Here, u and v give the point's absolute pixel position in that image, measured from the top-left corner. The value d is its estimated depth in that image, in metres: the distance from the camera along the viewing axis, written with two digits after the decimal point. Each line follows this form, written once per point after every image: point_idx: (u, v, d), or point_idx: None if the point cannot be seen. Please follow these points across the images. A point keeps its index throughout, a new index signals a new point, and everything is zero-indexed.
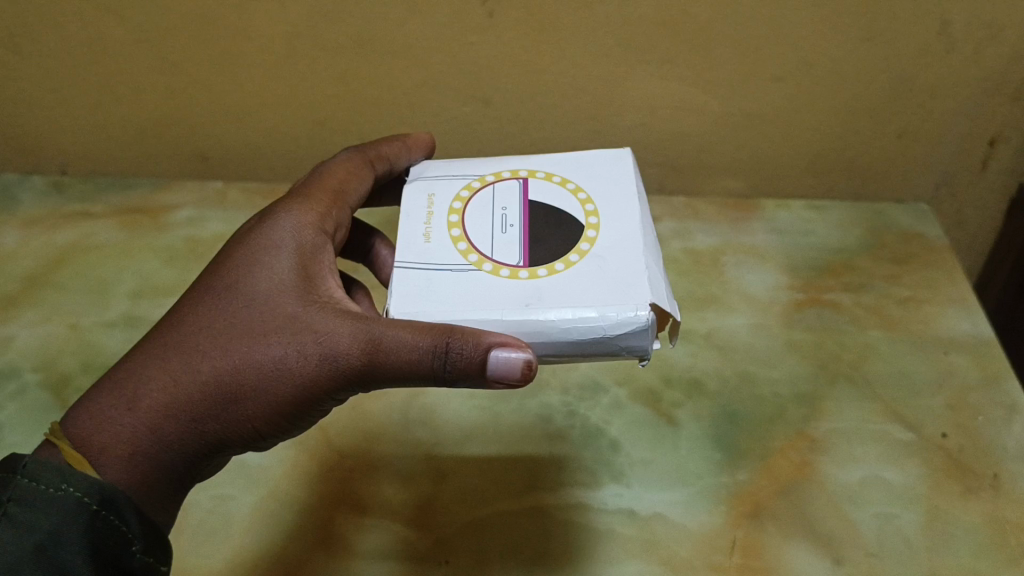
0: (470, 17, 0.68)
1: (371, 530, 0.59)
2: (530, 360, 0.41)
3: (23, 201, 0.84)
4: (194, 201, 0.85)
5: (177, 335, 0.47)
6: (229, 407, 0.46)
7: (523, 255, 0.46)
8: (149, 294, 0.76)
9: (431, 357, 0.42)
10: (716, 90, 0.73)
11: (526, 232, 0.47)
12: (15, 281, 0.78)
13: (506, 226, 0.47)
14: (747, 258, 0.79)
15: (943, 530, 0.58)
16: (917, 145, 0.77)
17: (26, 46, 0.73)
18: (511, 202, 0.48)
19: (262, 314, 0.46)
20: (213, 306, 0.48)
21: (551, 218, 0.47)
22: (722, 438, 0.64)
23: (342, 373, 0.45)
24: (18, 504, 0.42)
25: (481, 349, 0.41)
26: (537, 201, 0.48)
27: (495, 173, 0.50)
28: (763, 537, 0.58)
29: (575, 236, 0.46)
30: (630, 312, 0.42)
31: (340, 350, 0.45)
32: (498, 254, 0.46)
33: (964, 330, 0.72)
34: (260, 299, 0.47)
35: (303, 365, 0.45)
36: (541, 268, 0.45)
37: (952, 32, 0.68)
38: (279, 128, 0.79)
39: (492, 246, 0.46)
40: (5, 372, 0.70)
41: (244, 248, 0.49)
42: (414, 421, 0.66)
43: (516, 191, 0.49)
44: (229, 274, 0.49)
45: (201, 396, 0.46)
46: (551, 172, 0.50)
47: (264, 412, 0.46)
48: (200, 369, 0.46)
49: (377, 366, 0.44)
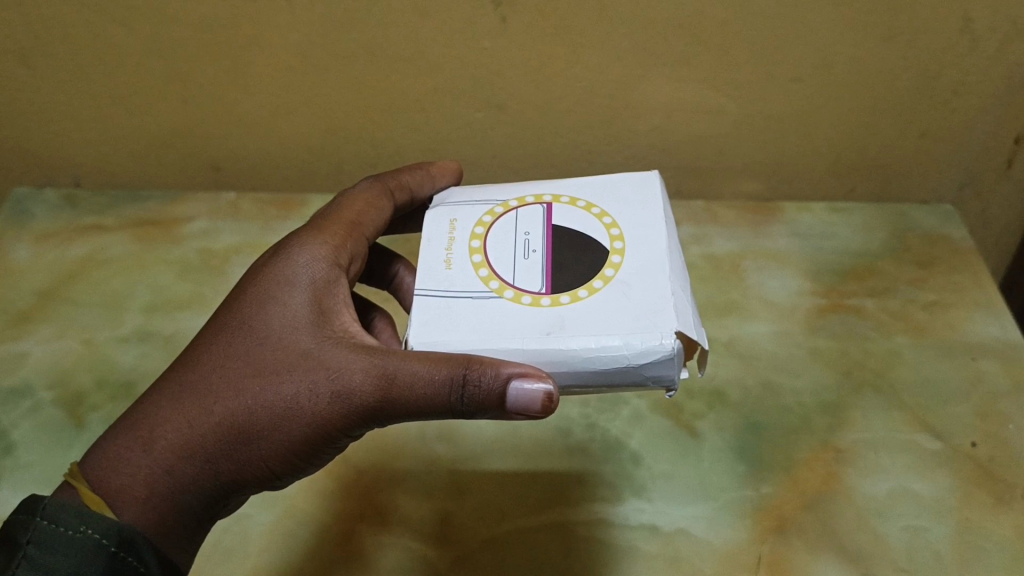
0: (482, 23, 0.68)
1: (388, 547, 0.58)
2: (552, 391, 0.40)
3: (36, 214, 0.84)
4: (207, 212, 0.84)
5: (192, 374, 0.47)
6: (243, 447, 0.45)
7: (546, 282, 0.45)
8: (163, 308, 0.76)
9: (447, 391, 0.41)
10: (733, 92, 0.72)
11: (549, 258, 0.46)
12: (29, 296, 0.77)
13: (529, 251, 0.46)
14: (768, 263, 0.78)
15: (975, 544, 0.57)
16: (939, 144, 0.76)
17: (38, 59, 0.72)
18: (534, 227, 0.48)
19: (275, 352, 0.46)
20: (226, 344, 0.47)
21: (575, 243, 0.46)
22: (745, 450, 0.62)
23: (355, 410, 0.44)
24: (37, 546, 0.42)
25: (500, 380, 0.40)
26: (561, 226, 0.47)
27: (518, 198, 0.49)
28: (788, 552, 0.57)
29: (599, 262, 0.45)
30: (654, 341, 0.41)
31: (353, 387, 0.44)
32: (519, 281, 0.45)
33: (993, 334, 0.71)
34: (274, 335, 0.46)
35: (317, 404, 0.44)
36: (564, 295, 0.44)
37: (975, 29, 0.66)
38: (291, 137, 0.79)
39: (514, 272, 0.45)
40: (20, 390, 0.69)
41: (259, 284, 0.48)
42: (431, 436, 0.64)
43: (540, 216, 0.48)
44: (243, 311, 0.48)
45: (214, 436, 0.45)
46: (576, 197, 0.49)
47: (279, 451, 0.45)
48: (213, 409, 0.45)
49: (391, 402, 0.43)
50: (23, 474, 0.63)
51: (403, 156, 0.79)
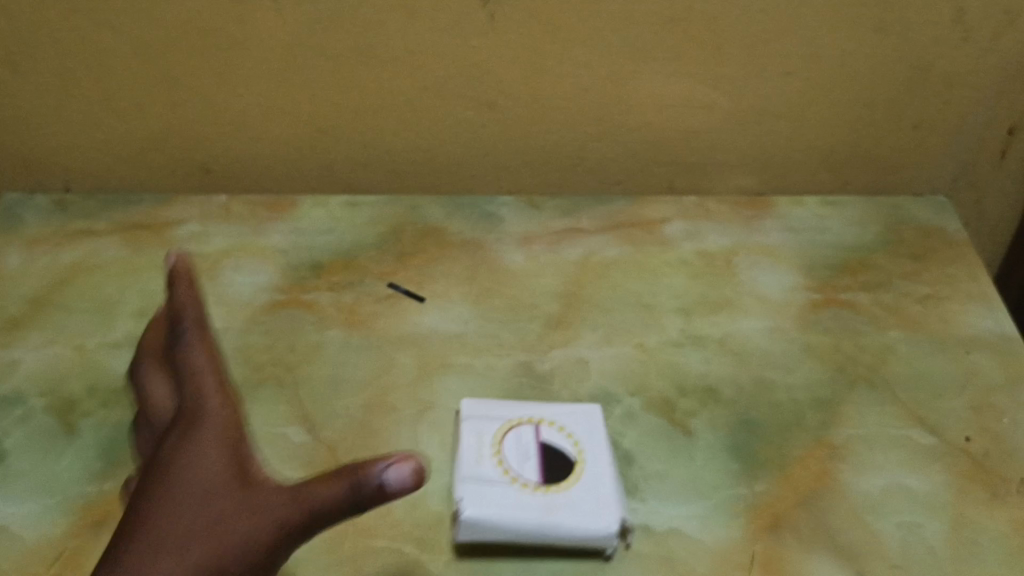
0: (471, 21, 0.70)
1: (378, 551, 0.55)
2: (423, 467, 0.49)
3: (27, 219, 0.79)
4: (200, 215, 0.80)
5: (171, 508, 0.52)
6: (228, 559, 0.51)
7: (541, 475, 0.57)
8: (155, 312, 0.72)
9: (400, 489, 0.49)
10: (725, 87, 0.75)
11: (542, 462, 0.58)
12: (20, 302, 0.72)
13: (527, 459, 0.58)
14: (761, 259, 0.77)
15: (970, 539, 0.57)
16: (933, 137, 0.79)
17: (25, 64, 0.73)
18: (531, 445, 0.59)
19: (250, 460, 0.54)
20: (199, 473, 0.53)
21: (558, 462, 0.58)
22: (739, 449, 0.62)
23: (330, 506, 0.51)
24: None
25: (409, 460, 0.51)
26: (549, 440, 0.59)
27: (518, 420, 0.60)
28: (782, 549, 0.56)
29: (567, 469, 0.57)
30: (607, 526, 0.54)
31: (333, 489, 0.50)
32: (525, 473, 0.57)
33: (987, 327, 0.71)
34: (237, 459, 0.54)
35: (296, 509, 0.51)
36: (552, 485, 0.56)
37: (965, 20, 0.71)
38: (283, 137, 0.78)
39: (523, 469, 0.57)
40: (11, 399, 0.65)
41: (195, 473, 0.53)
42: (425, 437, 0.62)
43: (535, 439, 0.59)
44: (196, 453, 0.54)
45: (212, 549, 0.51)
46: (557, 422, 0.60)
47: (266, 543, 0.51)
48: (204, 542, 0.51)
49: (360, 500, 0.51)
50: (14, 486, 0.59)
51: (395, 157, 0.80)
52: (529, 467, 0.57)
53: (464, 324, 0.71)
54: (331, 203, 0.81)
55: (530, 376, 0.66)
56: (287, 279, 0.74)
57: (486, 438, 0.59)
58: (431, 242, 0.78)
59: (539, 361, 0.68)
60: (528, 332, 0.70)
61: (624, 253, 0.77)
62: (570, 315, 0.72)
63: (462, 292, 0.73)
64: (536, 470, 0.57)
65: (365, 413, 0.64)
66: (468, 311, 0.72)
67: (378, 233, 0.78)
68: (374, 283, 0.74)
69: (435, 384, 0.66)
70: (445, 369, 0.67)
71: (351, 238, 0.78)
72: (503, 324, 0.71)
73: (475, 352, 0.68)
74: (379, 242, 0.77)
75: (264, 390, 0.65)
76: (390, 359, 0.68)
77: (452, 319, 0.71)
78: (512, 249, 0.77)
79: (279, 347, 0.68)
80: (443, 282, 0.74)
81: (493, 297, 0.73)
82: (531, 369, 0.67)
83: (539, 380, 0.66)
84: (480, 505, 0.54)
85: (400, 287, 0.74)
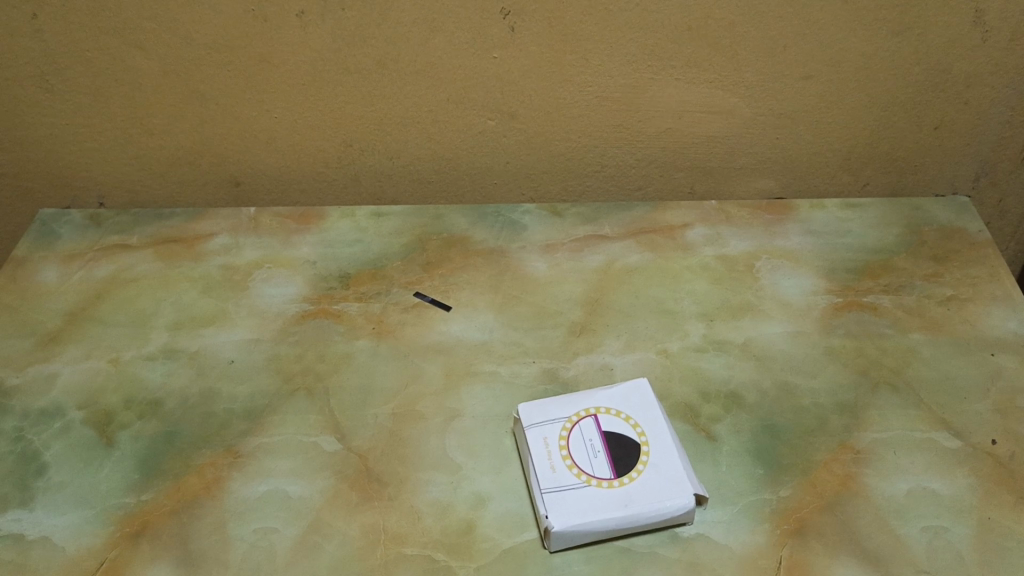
0: (492, 33, 0.71)
1: (410, 560, 0.56)
2: None
3: (61, 235, 0.81)
4: (229, 228, 0.82)
5: None
6: None
7: (612, 469, 0.59)
8: (187, 325, 0.73)
9: None
10: (743, 92, 0.75)
11: (610, 455, 0.59)
12: (57, 317, 0.74)
13: (596, 453, 0.59)
14: (782, 263, 0.77)
15: (997, 543, 0.57)
16: (953, 136, 0.79)
17: (57, 84, 0.75)
18: (595, 439, 0.60)
19: None
20: None
21: (623, 449, 0.60)
22: (763, 453, 0.62)
23: None
24: None
25: None
26: (610, 429, 0.61)
27: (575, 415, 0.62)
28: (809, 555, 0.56)
29: (634, 456, 0.59)
30: (687, 505, 0.57)
31: None
32: (597, 470, 0.58)
33: (1012, 329, 0.71)
34: None
35: None
36: (625, 477, 0.58)
37: (986, 21, 0.71)
38: (308, 150, 0.80)
39: (594, 466, 0.59)
40: (50, 411, 0.66)
41: None
42: (452, 445, 0.63)
43: (596, 431, 0.61)
44: None
45: None
46: (611, 408, 0.62)
47: None
48: None
49: None
50: (55, 495, 0.61)
51: (417, 167, 0.81)
52: (599, 463, 0.59)
53: (489, 332, 0.72)
54: (358, 214, 0.83)
55: (555, 383, 0.67)
56: (316, 290, 0.76)
57: (552, 441, 0.60)
58: (456, 251, 0.79)
59: (564, 368, 0.68)
60: (552, 339, 0.71)
61: (646, 258, 0.78)
62: (593, 321, 0.73)
63: (486, 300, 0.75)
64: (606, 465, 0.59)
65: (394, 422, 0.65)
66: (493, 319, 0.73)
67: (403, 243, 0.80)
68: (401, 292, 0.75)
69: (462, 393, 0.67)
70: (471, 377, 0.68)
71: (377, 248, 0.79)
72: (527, 331, 0.72)
73: (501, 360, 0.69)
74: (406, 251, 0.79)
75: (296, 401, 0.67)
76: (417, 369, 0.69)
77: (477, 328, 0.72)
78: (536, 257, 0.78)
79: (309, 357, 0.70)
80: (468, 290, 0.75)
81: (517, 305, 0.74)
82: (556, 376, 0.68)
83: (563, 387, 0.67)
84: (565, 510, 0.56)
85: (425, 297, 0.75)
